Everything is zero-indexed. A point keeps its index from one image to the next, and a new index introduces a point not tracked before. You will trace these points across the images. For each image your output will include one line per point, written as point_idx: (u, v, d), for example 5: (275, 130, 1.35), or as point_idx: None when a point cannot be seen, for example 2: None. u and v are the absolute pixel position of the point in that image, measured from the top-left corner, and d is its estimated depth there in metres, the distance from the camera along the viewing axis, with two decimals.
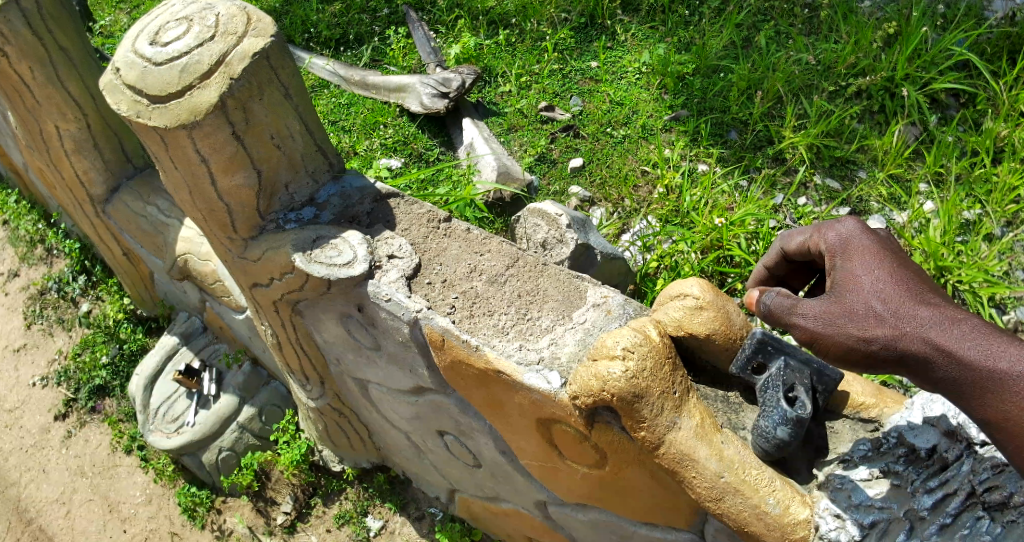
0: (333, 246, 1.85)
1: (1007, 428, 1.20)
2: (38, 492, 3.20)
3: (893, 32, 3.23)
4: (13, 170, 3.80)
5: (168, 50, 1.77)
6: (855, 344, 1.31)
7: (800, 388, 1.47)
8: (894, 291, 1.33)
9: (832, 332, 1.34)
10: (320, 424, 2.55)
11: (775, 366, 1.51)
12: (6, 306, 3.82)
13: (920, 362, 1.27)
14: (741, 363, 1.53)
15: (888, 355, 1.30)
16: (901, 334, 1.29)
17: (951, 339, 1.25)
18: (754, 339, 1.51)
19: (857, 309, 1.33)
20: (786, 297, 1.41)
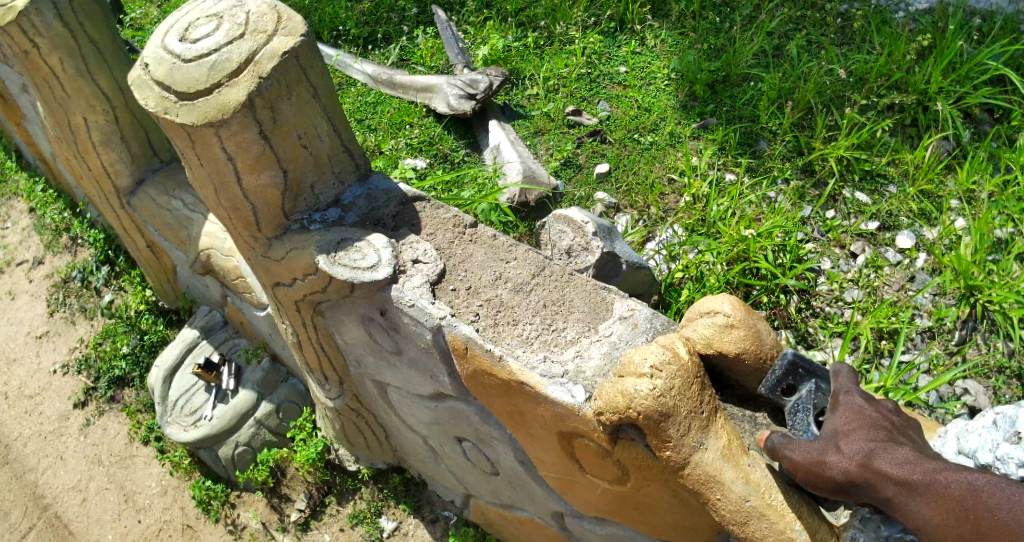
0: (357, 249, 1.84)
1: (930, 532, 1.25)
2: (55, 478, 3.23)
3: (927, 44, 3.18)
4: (43, 159, 3.86)
5: (198, 47, 1.76)
6: (815, 469, 1.35)
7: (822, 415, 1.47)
8: (854, 425, 1.36)
9: (797, 464, 1.37)
10: (337, 424, 2.55)
11: (805, 389, 1.50)
12: (30, 293, 3.85)
13: (862, 484, 1.31)
14: (771, 384, 1.51)
15: (840, 484, 1.33)
16: (847, 459, 1.32)
17: (889, 461, 1.29)
18: (783, 361, 1.52)
19: (820, 444, 1.37)
20: (784, 440, 1.41)
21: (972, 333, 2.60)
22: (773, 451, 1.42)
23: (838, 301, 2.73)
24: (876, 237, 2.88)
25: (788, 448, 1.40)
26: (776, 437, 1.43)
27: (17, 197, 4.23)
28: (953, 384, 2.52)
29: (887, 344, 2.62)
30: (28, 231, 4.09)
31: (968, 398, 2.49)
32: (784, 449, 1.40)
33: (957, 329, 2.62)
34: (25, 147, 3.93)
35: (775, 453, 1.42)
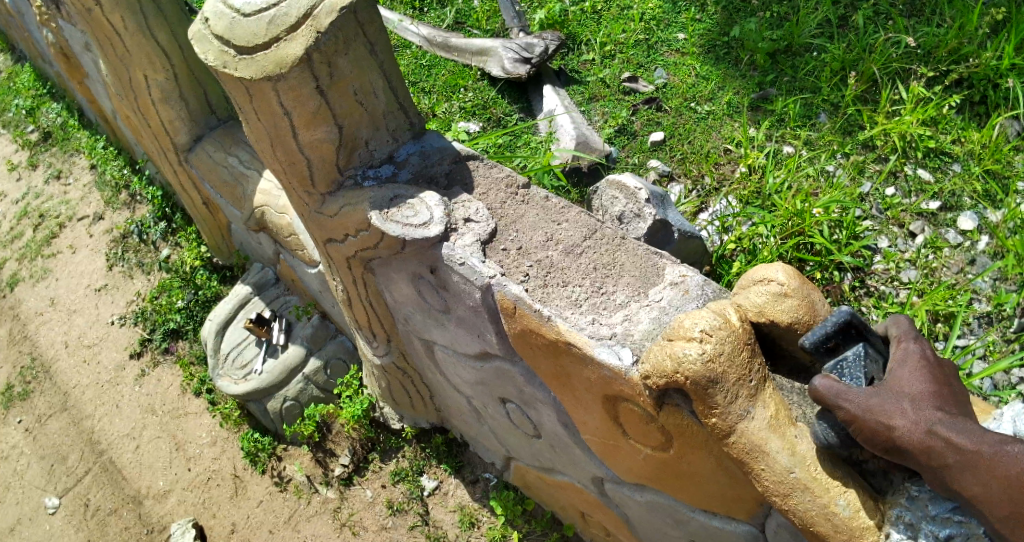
0: (409, 206, 1.85)
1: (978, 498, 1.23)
2: (111, 426, 3.37)
3: (1003, 18, 3.03)
4: (105, 117, 3.97)
5: (257, 1, 1.78)
6: (878, 430, 1.29)
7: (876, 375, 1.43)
8: (925, 391, 1.32)
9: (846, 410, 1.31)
10: (383, 381, 2.59)
11: (852, 352, 1.43)
12: (90, 247, 3.98)
13: (922, 451, 1.26)
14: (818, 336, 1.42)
15: (897, 443, 1.28)
16: (914, 425, 1.27)
17: (955, 433, 1.26)
18: (838, 317, 1.44)
19: (883, 399, 1.30)
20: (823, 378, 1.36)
21: None
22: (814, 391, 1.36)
23: (894, 281, 2.65)
24: (937, 216, 2.78)
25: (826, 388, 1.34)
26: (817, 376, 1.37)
27: (78, 154, 4.37)
28: (1008, 372, 2.45)
29: (942, 327, 2.53)
30: (89, 187, 4.22)
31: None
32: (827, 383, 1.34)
33: (1016, 316, 2.53)
34: (89, 104, 4.05)
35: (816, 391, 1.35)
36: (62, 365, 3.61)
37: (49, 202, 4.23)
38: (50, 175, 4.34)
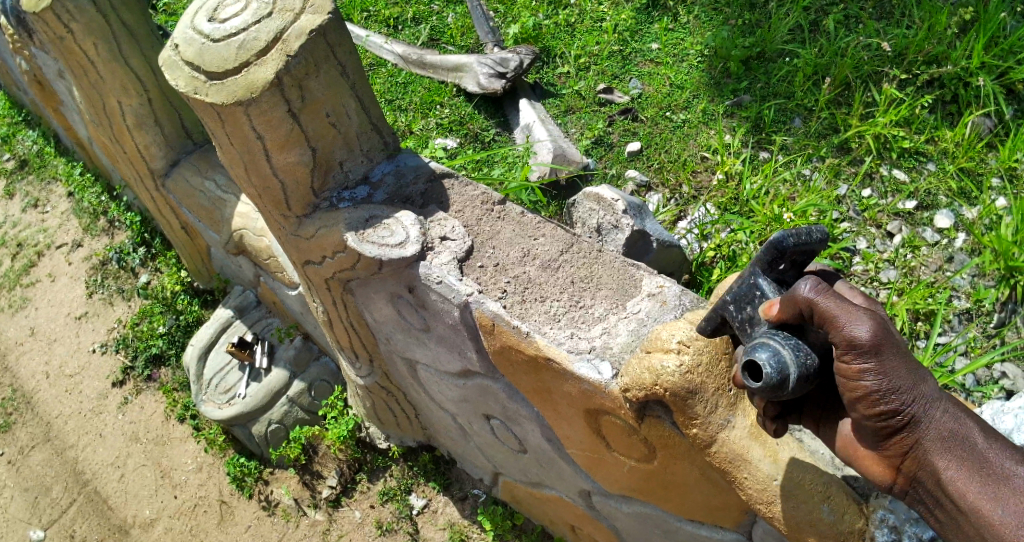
0: (385, 226, 1.85)
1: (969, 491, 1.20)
2: (94, 455, 3.32)
3: (970, 18, 3.07)
4: (81, 143, 3.95)
5: (226, 26, 1.79)
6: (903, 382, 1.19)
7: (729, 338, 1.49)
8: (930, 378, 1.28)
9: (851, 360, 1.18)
10: (367, 401, 2.57)
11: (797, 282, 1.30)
12: (69, 275, 3.95)
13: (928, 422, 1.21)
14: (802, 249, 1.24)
15: (885, 419, 1.22)
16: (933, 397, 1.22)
17: (954, 437, 1.22)
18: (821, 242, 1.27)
19: (900, 365, 1.19)
20: (811, 281, 1.20)
21: (1012, 316, 2.54)
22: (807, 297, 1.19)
23: (874, 282, 2.68)
24: (914, 216, 2.81)
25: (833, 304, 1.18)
26: (807, 281, 1.20)
27: (55, 182, 4.34)
28: (990, 367, 2.47)
29: (923, 326, 2.55)
30: (67, 214, 4.18)
31: (1006, 382, 2.43)
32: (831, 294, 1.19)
33: (995, 311, 2.56)
34: (64, 132, 4.02)
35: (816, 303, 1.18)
36: (43, 396, 3.57)
37: (26, 230, 4.19)
38: (26, 204, 4.30)
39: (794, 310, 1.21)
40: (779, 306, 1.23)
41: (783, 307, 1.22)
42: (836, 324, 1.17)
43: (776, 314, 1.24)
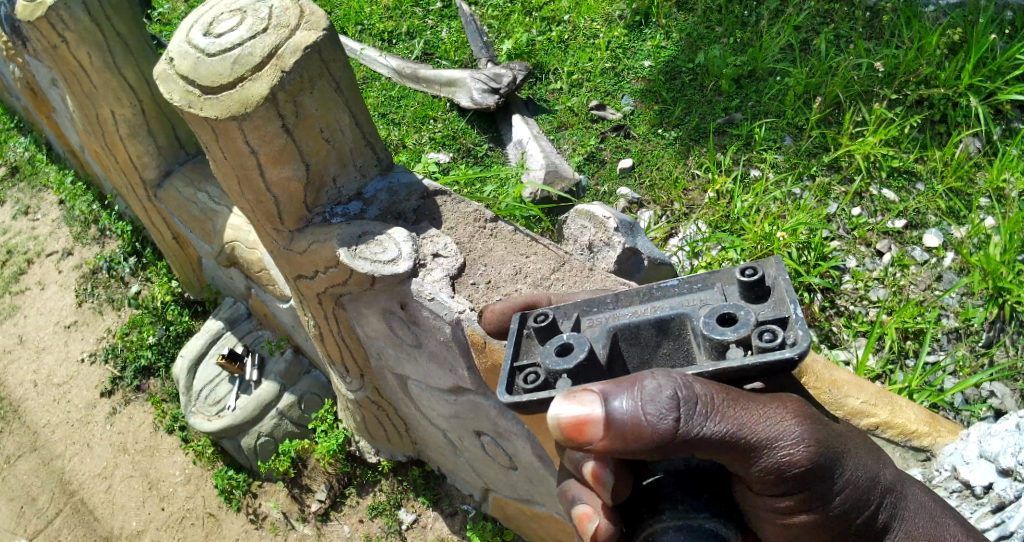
0: (378, 242, 1.85)
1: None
2: (81, 465, 3.30)
3: (958, 39, 3.09)
4: (73, 152, 3.94)
5: (222, 41, 1.80)
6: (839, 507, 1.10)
7: (521, 330, 1.29)
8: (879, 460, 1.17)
9: (799, 486, 1.06)
10: (358, 416, 2.56)
11: (741, 314, 1.08)
12: (59, 284, 3.93)
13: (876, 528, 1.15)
14: (788, 295, 1.09)
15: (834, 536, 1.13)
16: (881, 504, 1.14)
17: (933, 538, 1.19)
18: (777, 272, 1.14)
19: (855, 475, 1.10)
20: (662, 393, 0.98)
21: (1000, 335, 2.55)
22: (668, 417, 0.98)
23: (863, 300, 2.69)
24: (903, 234, 2.82)
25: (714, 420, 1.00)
26: (668, 405, 0.98)
27: (46, 189, 4.33)
28: (979, 386, 2.47)
29: (912, 344, 2.57)
30: (58, 222, 4.16)
31: (995, 401, 2.45)
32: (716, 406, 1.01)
33: (984, 331, 2.57)
34: (56, 140, 4.02)
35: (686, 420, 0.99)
36: (30, 405, 3.54)
37: (17, 238, 4.16)
38: (17, 211, 4.28)
39: (634, 440, 0.99)
40: (605, 425, 1.00)
41: (612, 431, 1.00)
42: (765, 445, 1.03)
43: (603, 439, 1.01)
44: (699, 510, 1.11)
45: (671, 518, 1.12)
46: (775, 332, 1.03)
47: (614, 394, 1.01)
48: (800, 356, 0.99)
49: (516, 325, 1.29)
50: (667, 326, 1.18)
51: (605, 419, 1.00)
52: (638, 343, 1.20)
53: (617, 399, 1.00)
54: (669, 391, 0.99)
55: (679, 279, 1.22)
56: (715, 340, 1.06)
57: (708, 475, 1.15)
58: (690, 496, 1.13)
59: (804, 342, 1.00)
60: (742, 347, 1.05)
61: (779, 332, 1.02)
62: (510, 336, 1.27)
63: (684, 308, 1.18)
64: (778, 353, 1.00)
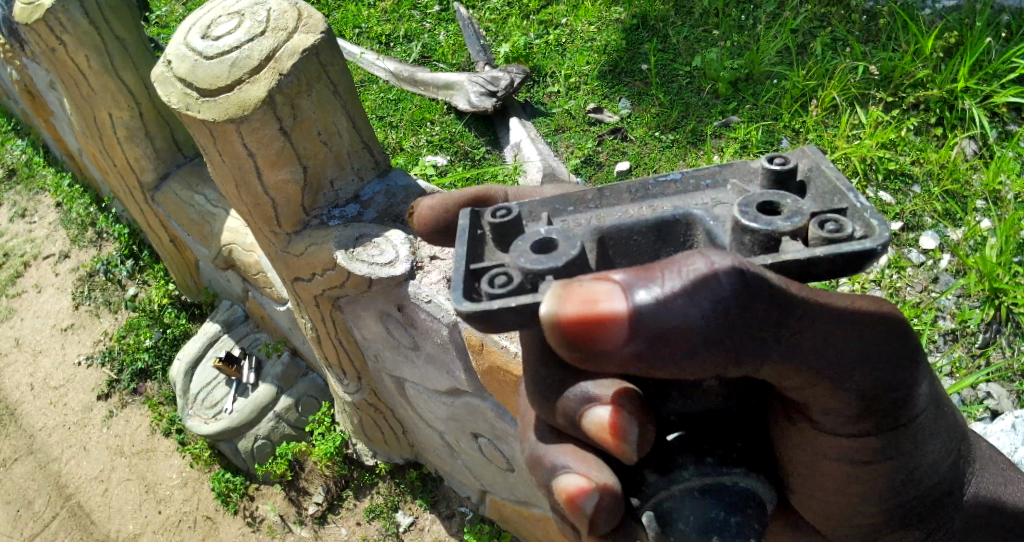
0: (375, 244, 1.86)
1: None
2: (78, 469, 3.29)
3: (954, 42, 3.09)
4: (70, 155, 3.94)
5: (220, 44, 1.81)
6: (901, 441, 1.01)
7: (474, 231, 1.13)
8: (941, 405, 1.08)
9: (878, 419, 0.97)
10: (355, 418, 2.56)
11: (788, 203, 1.00)
12: (55, 286, 3.92)
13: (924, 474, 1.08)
14: (841, 189, 1.03)
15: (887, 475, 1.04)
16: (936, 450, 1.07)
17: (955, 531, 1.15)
18: (814, 172, 1.10)
19: (939, 427, 1.07)
20: (716, 279, 0.80)
21: (997, 336, 2.56)
22: (728, 310, 0.81)
23: None
24: (899, 237, 2.83)
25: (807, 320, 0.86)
26: (715, 289, 0.80)
27: (43, 192, 4.33)
28: (975, 387, 2.49)
29: None
30: (54, 225, 4.16)
31: (991, 402, 2.45)
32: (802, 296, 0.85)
33: (980, 332, 2.57)
34: (53, 142, 4.02)
35: (750, 315, 0.82)
36: (27, 408, 3.53)
37: (13, 241, 4.16)
38: (14, 214, 4.27)
39: (676, 340, 0.81)
40: (638, 327, 0.80)
41: (643, 332, 0.80)
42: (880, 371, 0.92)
43: (629, 343, 0.81)
44: (731, 466, 1.09)
45: (696, 479, 1.09)
46: (841, 224, 0.95)
47: (650, 284, 0.81)
48: (880, 249, 0.91)
49: (467, 222, 1.14)
50: (670, 229, 1.08)
51: (635, 315, 0.80)
52: (629, 251, 1.08)
53: (659, 291, 0.80)
54: (729, 280, 0.80)
55: (683, 174, 1.14)
56: (765, 232, 0.95)
57: (728, 418, 1.13)
58: (718, 457, 1.09)
59: (882, 235, 0.92)
60: (797, 240, 0.96)
61: (846, 224, 0.94)
62: (461, 233, 1.12)
63: (692, 207, 1.09)
64: (857, 244, 0.91)
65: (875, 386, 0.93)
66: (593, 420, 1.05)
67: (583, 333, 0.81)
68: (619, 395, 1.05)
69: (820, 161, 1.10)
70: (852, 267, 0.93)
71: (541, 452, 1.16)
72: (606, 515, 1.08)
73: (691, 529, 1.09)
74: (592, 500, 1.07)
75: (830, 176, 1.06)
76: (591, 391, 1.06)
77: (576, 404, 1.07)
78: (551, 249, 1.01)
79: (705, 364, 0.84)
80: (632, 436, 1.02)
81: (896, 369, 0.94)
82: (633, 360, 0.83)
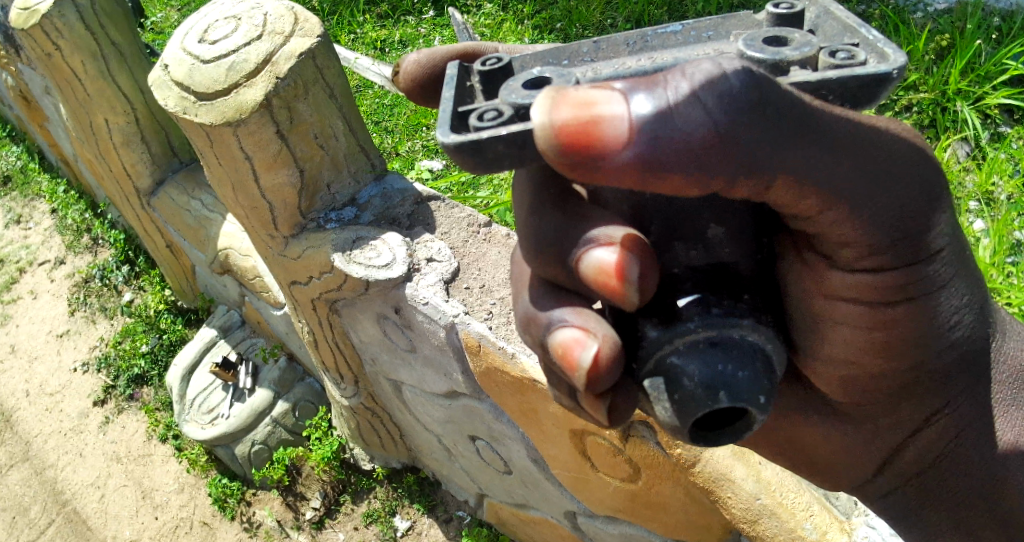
0: (372, 246, 1.87)
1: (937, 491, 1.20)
2: (74, 475, 3.28)
3: (946, 45, 3.07)
4: (66, 161, 3.94)
5: (217, 48, 1.83)
6: (908, 310, 0.98)
7: (463, 81, 1.07)
8: (969, 296, 1.03)
9: (893, 279, 0.93)
10: (353, 422, 2.55)
11: (797, 36, 0.93)
12: (51, 293, 3.92)
13: (927, 362, 1.06)
14: (848, 27, 0.96)
15: (888, 342, 1.02)
16: (942, 342, 1.04)
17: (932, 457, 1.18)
18: (822, 17, 1.02)
19: (959, 303, 1.02)
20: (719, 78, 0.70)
21: None
22: (738, 107, 0.70)
23: None
24: None
25: (827, 135, 0.76)
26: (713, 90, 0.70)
27: (39, 199, 4.32)
28: None
29: None
30: (50, 231, 4.16)
31: None
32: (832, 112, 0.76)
33: None
34: (48, 148, 4.02)
35: (760, 116, 0.71)
36: (23, 414, 3.52)
37: (9, 247, 4.15)
38: (9, 220, 4.26)
39: (677, 149, 0.70)
40: (639, 126, 0.70)
41: (641, 137, 0.70)
42: (910, 231, 0.88)
43: (624, 152, 0.70)
44: (740, 316, 0.93)
45: (702, 330, 0.92)
46: (853, 52, 0.88)
47: (650, 85, 0.71)
48: (895, 75, 0.85)
49: (455, 71, 1.07)
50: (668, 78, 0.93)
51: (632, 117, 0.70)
52: None
53: (661, 90, 0.70)
54: (740, 77, 0.70)
55: (683, 26, 1.05)
56: (769, 62, 0.89)
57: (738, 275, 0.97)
58: (726, 304, 0.93)
59: (897, 61, 0.86)
60: (808, 69, 0.89)
61: (859, 53, 0.87)
62: (449, 80, 1.05)
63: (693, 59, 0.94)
64: (871, 68, 0.85)
65: (902, 246, 0.89)
66: (594, 262, 0.93)
67: (574, 136, 0.70)
68: (628, 238, 0.92)
69: (829, 6, 1.02)
70: (866, 95, 0.86)
71: (539, 306, 1.04)
72: (604, 373, 0.94)
73: (697, 385, 0.91)
74: (589, 354, 0.95)
75: (840, 17, 0.98)
76: (598, 232, 0.95)
77: (578, 247, 0.96)
78: (543, 87, 0.96)
79: (714, 177, 0.73)
80: (632, 277, 0.89)
81: (926, 226, 0.89)
82: (631, 169, 0.71)
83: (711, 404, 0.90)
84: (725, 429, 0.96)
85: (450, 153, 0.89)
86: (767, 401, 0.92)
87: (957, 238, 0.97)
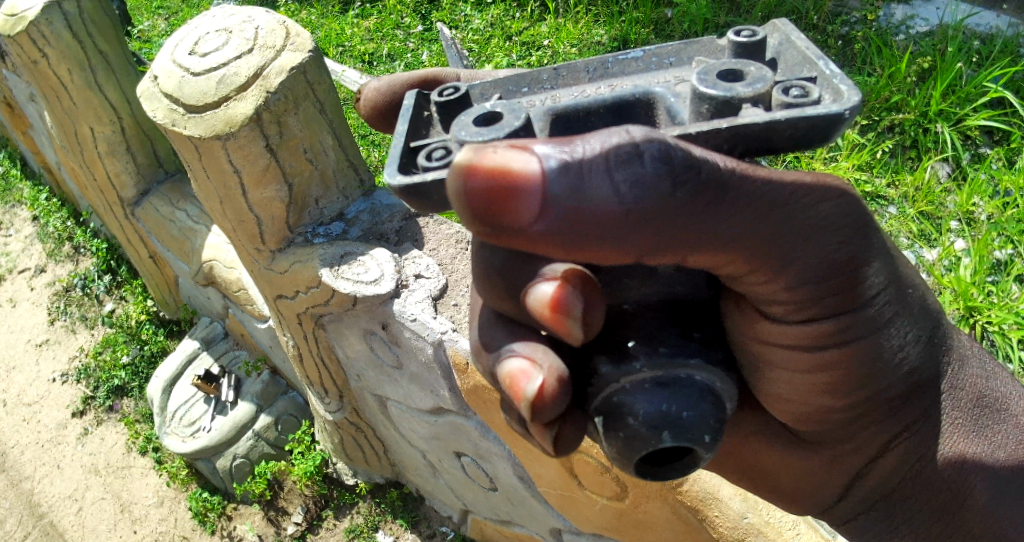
0: (360, 262, 1.86)
1: (910, 515, 1.21)
2: (50, 487, 3.23)
3: (928, 67, 3.09)
4: (49, 169, 3.90)
5: (207, 61, 1.83)
6: (851, 351, 1.00)
7: (420, 111, 1.09)
8: (914, 333, 1.05)
9: (827, 323, 0.96)
10: (336, 437, 2.54)
11: (753, 67, 0.94)
12: (30, 301, 3.87)
13: (875, 400, 1.09)
14: (804, 56, 0.98)
15: (834, 383, 1.05)
16: (893, 376, 1.06)
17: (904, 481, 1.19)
18: (782, 45, 1.04)
19: (904, 341, 1.04)
20: (633, 166, 0.74)
21: None
22: (647, 194, 0.75)
23: None
24: None
25: (746, 201, 0.80)
26: (624, 180, 0.74)
27: (20, 205, 4.27)
28: None
29: None
30: (31, 239, 4.10)
31: None
32: (758, 175, 0.81)
33: None
34: (31, 155, 3.97)
35: (670, 202, 0.76)
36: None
37: None
38: None
39: (583, 229, 0.75)
40: (553, 199, 0.73)
41: (551, 212, 0.74)
42: (843, 277, 0.91)
43: (534, 225, 0.74)
44: (688, 356, 0.99)
45: (648, 370, 0.97)
46: (807, 89, 0.89)
47: (572, 156, 0.73)
48: (847, 114, 0.86)
49: (412, 101, 1.08)
50: (630, 108, 0.99)
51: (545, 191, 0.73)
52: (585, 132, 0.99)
53: (581, 168, 0.73)
54: (654, 164, 0.74)
55: (645, 52, 1.06)
56: (720, 98, 0.89)
57: (698, 310, 1.05)
58: (676, 345, 0.99)
59: (850, 99, 0.87)
60: (759, 107, 0.90)
61: (813, 90, 0.88)
62: (404, 111, 1.07)
63: (653, 86, 1.00)
64: (822, 109, 0.86)
65: (833, 293, 0.92)
66: (538, 297, 0.93)
67: (489, 199, 0.73)
68: (569, 272, 0.93)
69: (791, 33, 1.04)
70: (819, 133, 0.87)
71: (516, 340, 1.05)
72: (549, 405, 0.96)
73: (641, 424, 0.96)
74: (533, 385, 0.96)
75: (800, 47, 1.00)
76: (542, 267, 0.96)
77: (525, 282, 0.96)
78: (494, 123, 0.94)
79: (617, 249, 0.79)
80: (577, 313, 0.91)
81: (860, 272, 0.92)
82: (542, 236, 0.76)
83: (655, 443, 0.96)
84: (673, 464, 1.02)
85: (437, 190, 0.89)
86: (711, 439, 0.97)
87: (897, 279, 0.99)
